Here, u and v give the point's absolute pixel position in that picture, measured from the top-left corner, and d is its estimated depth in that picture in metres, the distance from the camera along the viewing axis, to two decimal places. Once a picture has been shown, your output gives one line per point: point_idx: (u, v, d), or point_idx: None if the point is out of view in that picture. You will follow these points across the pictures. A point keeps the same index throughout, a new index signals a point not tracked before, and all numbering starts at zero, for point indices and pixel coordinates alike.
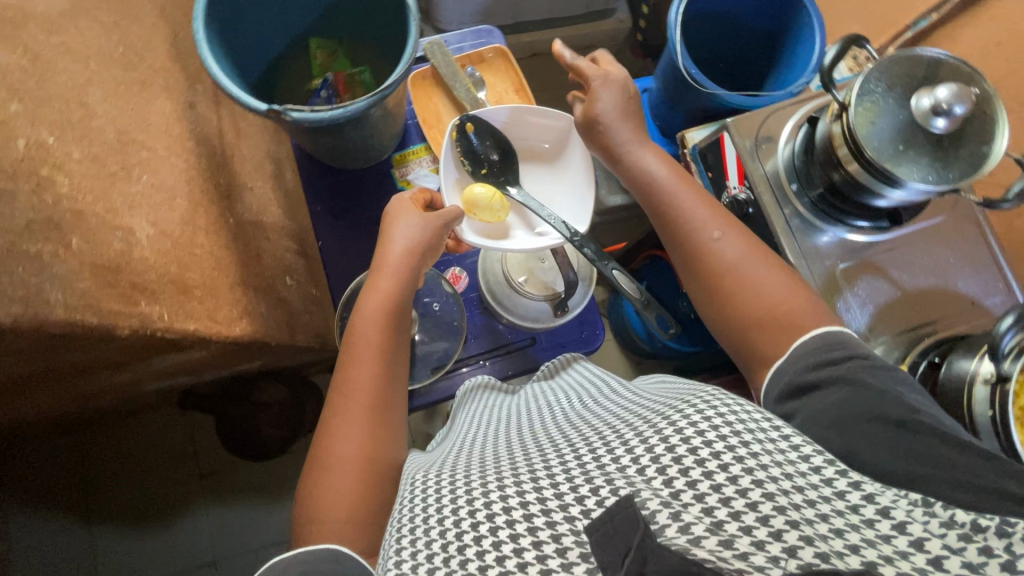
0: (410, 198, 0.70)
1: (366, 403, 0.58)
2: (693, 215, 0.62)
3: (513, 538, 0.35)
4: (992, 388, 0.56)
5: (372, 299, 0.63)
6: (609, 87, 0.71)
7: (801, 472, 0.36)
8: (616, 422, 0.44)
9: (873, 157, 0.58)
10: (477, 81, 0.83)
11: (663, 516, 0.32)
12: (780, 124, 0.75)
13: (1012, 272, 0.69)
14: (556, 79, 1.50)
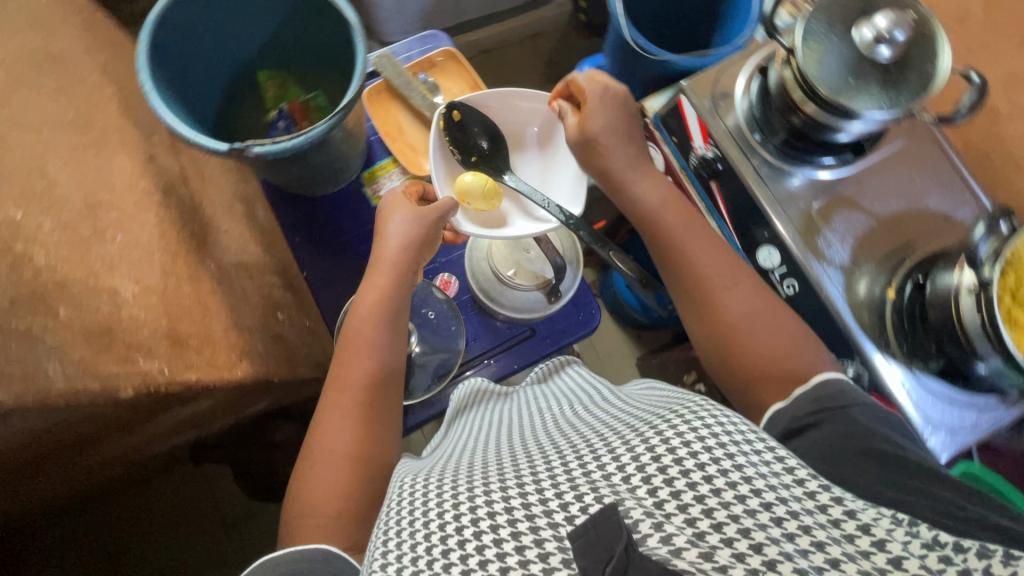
0: (403, 192, 0.71)
1: (356, 400, 0.63)
2: (707, 258, 0.65)
3: (496, 542, 0.36)
4: (977, 295, 0.57)
5: (368, 297, 0.66)
6: (609, 101, 0.73)
7: (785, 484, 0.37)
8: (604, 432, 0.45)
9: (827, 95, 0.59)
10: (432, 87, 0.83)
11: (646, 526, 0.34)
12: (734, 76, 0.75)
13: (976, 182, 0.71)
14: (509, 72, 1.50)
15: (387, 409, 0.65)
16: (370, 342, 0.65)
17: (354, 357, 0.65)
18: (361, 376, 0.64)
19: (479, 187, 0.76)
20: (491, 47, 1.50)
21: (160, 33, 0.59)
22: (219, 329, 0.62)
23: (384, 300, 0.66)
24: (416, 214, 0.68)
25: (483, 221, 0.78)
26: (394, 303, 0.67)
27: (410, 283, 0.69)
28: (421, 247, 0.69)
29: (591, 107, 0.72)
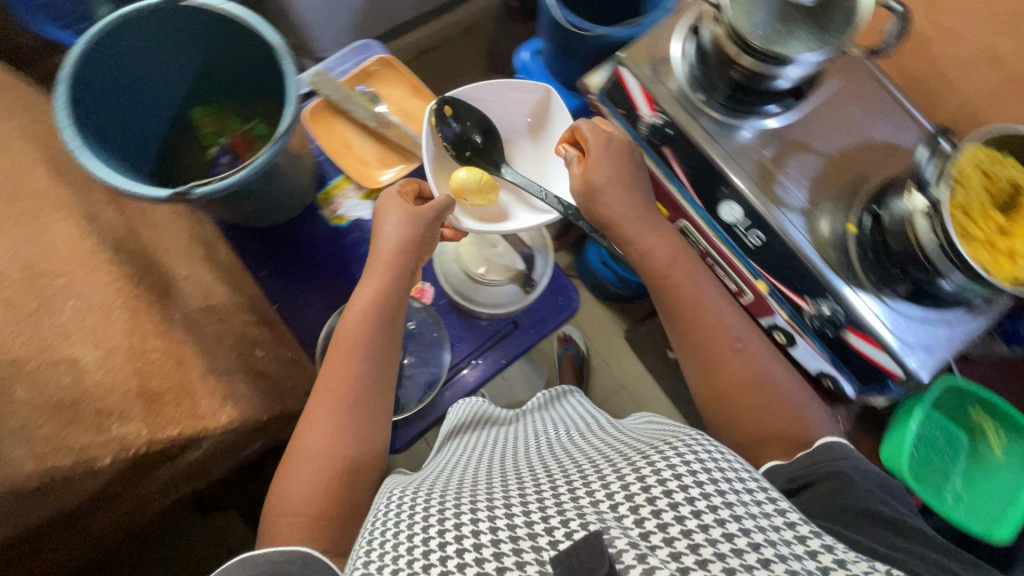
0: (399, 191, 0.72)
1: (343, 399, 0.63)
2: (718, 319, 0.67)
3: (477, 560, 0.39)
4: (931, 217, 0.59)
5: (365, 296, 0.68)
6: (617, 147, 0.70)
7: (775, 529, 0.40)
8: (598, 461, 0.48)
9: (760, 45, 0.61)
10: (372, 97, 0.81)
11: (629, 556, 0.36)
12: (669, 40, 0.75)
13: (914, 107, 0.73)
14: (454, 68, 1.49)
15: (376, 412, 0.65)
16: (369, 341, 0.66)
17: (348, 360, 0.65)
18: (347, 374, 0.65)
19: (475, 182, 0.75)
20: (431, 47, 1.49)
21: (76, 83, 0.56)
22: (198, 380, 0.61)
23: (378, 302, 0.68)
24: (410, 216, 0.70)
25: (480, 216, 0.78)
26: (393, 306, 0.69)
27: (405, 288, 0.70)
28: (414, 253, 0.70)
29: (598, 148, 0.69)
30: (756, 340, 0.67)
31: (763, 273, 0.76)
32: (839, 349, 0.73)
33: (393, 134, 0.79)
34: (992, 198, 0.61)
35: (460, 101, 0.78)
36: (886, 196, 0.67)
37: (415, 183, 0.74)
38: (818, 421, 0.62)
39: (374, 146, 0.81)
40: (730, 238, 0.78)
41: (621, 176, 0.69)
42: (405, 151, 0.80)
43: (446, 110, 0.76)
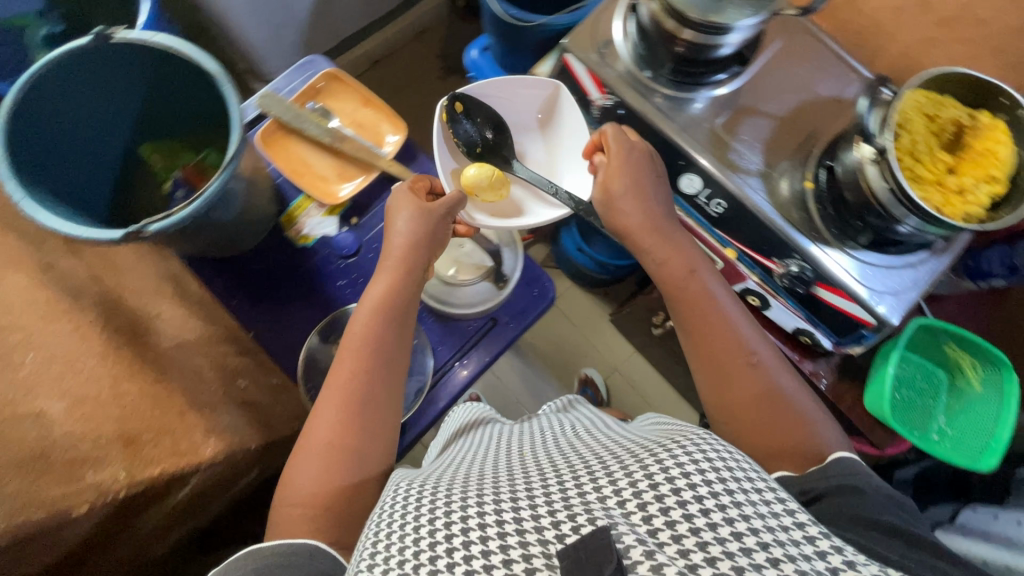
0: (409, 186, 0.75)
1: (353, 387, 0.65)
2: (730, 329, 0.67)
3: (484, 553, 0.39)
4: (879, 164, 0.59)
5: (378, 290, 0.70)
6: (639, 160, 0.71)
7: (784, 528, 0.40)
8: (605, 458, 0.49)
9: (697, 18, 0.62)
10: (323, 113, 0.81)
11: (637, 552, 0.36)
12: (608, 23, 0.76)
13: (856, 60, 0.74)
14: (410, 72, 1.49)
15: (386, 402, 0.66)
16: (383, 334, 0.68)
17: (362, 348, 0.67)
18: (355, 363, 0.66)
19: (485, 178, 0.79)
20: (383, 55, 1.48)
21: (17, 137, 0.56)
22: (179, 415, 0.61)
23: (387, 299, 0.70)
24: (422, 214, 0.72)
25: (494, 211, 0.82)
26: (405, 303, 0.71)
27: (418, 284, 0.72)
28: (423, 252, 0.72)
29: (618, 166, 0.71)
30: (768, 351, 0.67)
31: (732, 240, 0.76)
32: (813, 305, 0.74)
33: (348, 147, 0.78)
34: (941, 139, 0.63)
35: (472, 100, 0.81)
36: (837, 148, 0.68)
37: (427, 179, 0.80)
38: (832, 438, 0.60)
39: (333, 162, 0.80)
40: (691, 207, 0.78)
41: (639, 191, 0.71)
42: (365, 163, 0.79)
43: (457, 108, 0.80)
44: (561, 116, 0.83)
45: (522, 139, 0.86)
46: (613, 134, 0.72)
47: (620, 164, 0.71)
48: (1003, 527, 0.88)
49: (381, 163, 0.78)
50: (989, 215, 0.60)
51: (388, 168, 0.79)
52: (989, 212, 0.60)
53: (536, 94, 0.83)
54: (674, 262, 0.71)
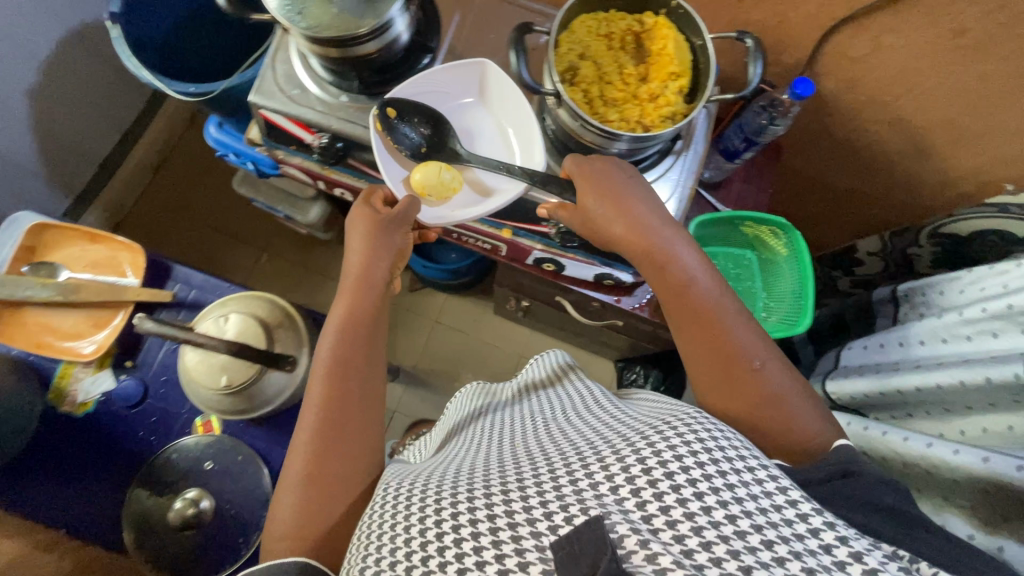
0: (364, 200, 0.67)
1: (325, 413, 0.56)
2: (726, 325, 0.54)
3: (475, 549, 0.37)
4: (562, 104, 0.58)
5: (338, 311, 0.63)
6: (605, 166, 0.60)
7: (776, 506, 0.37)
8: (594, 442, 0.45)
9: (354, 32, 0.58)
10: (48, 273, 0.72)
11: (632, 541, 0.32)
12: (287, 64, 0.70)
13: (540, 6, 0.72)
14: (198, 163, 1.40)
15: (368, 427, 0.58)
16: (350, 355, 0.60)
17: (332, 378, 0.58)
18: (323, 394, 0.57)
19: (433, 175, 0.65)
20: (162, 157, 1.38)
21: None
22: None
23: (347, 323, 0.61)
24: (367, 234, 0.64)
25: (443, 211, 0.67)
26: (367, 325, 0.62)
27: (379, 311, 0.64)
28: (375, 287, 0.64)
29: (587, 182, 0.59)
30: (766, 346, 0.53)
31: (502, 221, 0.72)
32: (594, 250, 0.70)
33: (85, 296, 0.71)
34: (626, 51, 0.62)
35: (403, 99, 0.65)
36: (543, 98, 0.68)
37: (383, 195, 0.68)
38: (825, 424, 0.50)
39: (83, 314, 0.74)
40: None
41: (619, 202, 0.58)
42: (114, 302, 0.73)
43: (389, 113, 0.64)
44: (501, 94, 0.68)
45: (464, 125, 0.69)
46: (573, 165, 0.60)
47: (590, 181, 0.59)
48: (874, 355, 0.91)
49: (127, 296, 0.73)
50: (692, 104, 0.60)
51: (136, 299, 0.73)
52: (691, 102, 0.60)
53: (470, 79, 0.68)
54: (672, 269, 0.58)
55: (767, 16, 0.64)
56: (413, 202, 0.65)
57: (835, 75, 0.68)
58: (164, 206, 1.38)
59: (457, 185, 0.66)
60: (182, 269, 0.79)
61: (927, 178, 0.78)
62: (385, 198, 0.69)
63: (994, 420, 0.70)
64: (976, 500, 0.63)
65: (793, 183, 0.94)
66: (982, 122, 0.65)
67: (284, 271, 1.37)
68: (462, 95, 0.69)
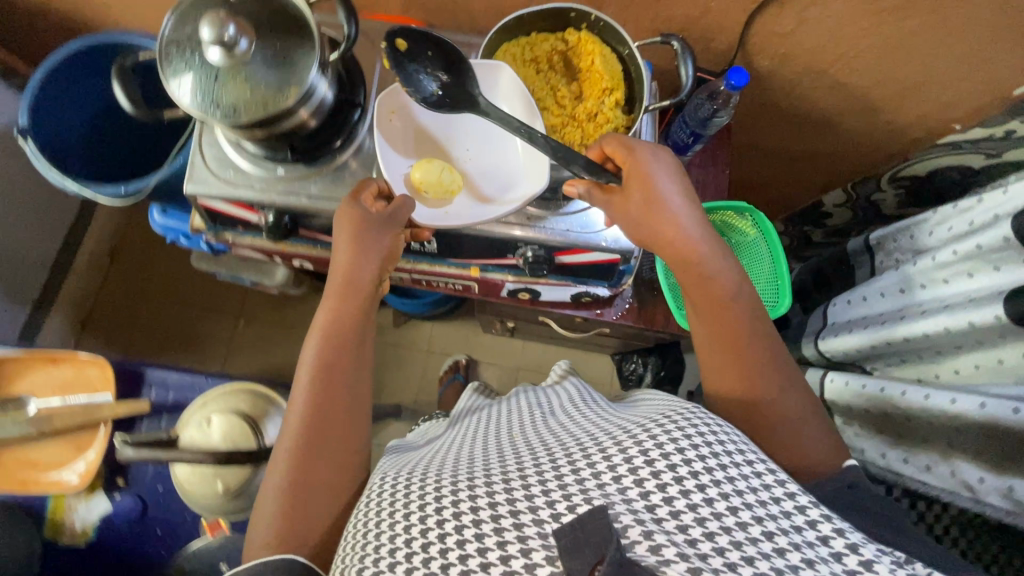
0: (353, 198, 0.60)
1: (308, 426, 0.56)
2: (752, 348, 0.53)
3: (478, 536, 0.39)
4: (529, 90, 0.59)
5: (322, 318, 0.61)
6: (664, 163, 0.54)
7: (773, 500, 0.39)
8: (597, 433, 0.47)
9: (277, 111, 0.55)
10: (15, 406, 0.71)
11: (635, 532, 0.36)
12: (216, 146, 0.68)
13: (462, 37, 0.70)
14: (152, 244, 1.36)
15: (352, 430, 0.58)
16: (335, 367, 0.59)
17: (315, 396, 0.58)
18: (304, 413, 0.57)
19: (435, 174, 0.61)
20: (114, 245, 1.34)
21: None
22: None
23: (331, 332, 0.61)
24: (353, 236, 0.59)
25: (440, 211, 0.61)
26: (357, 339, 0.61)
27: (365, 315, 0.62)
28: (360, 291, 0.62)
29: (641, 177, 0.53)
30: (786, 374, 0.53)
31: (469, 260, 0.71)
32: (567, 272, 0.70)
33: (60, 423, 0.70)
34: (557, 71, 0.61)
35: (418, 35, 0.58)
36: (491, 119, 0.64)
37: (375, 185, 0.62)
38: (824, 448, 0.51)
39: (60, 443, 0.71)
40: (415, 256, 0.72)
41: (668, 207, 0.54)
42: (89, 423, 0.71)
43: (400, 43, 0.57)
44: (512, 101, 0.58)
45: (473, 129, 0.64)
46: (627, 147, 0.54)
47: (644, 179, 0.53)
48: (858, 309, 0.92)
49: (103, 415, 0.70)
50: (631, 114, 0.59)
51: (113, 415, 0.71)
52: (630, 113, 0.59)
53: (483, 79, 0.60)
54: (720, 282, 0.55)
55: (689, 9, 0.62)
56: (407, 202, 0.59)
57: (768, 53, 0.67)
58: (129, 291, 1.34)
59: (458, 190, 0.61)
60: (156, 372, 0.77)
61: (876, 131, 0.78)
62: (375, 192, 0.63)
63: (984, 355, 0.71)
64: (978, 444, 0.64)
65: (749, 155, 0.93)
66: (918, 72, 0.66)
67: (264, 332, 1.34)
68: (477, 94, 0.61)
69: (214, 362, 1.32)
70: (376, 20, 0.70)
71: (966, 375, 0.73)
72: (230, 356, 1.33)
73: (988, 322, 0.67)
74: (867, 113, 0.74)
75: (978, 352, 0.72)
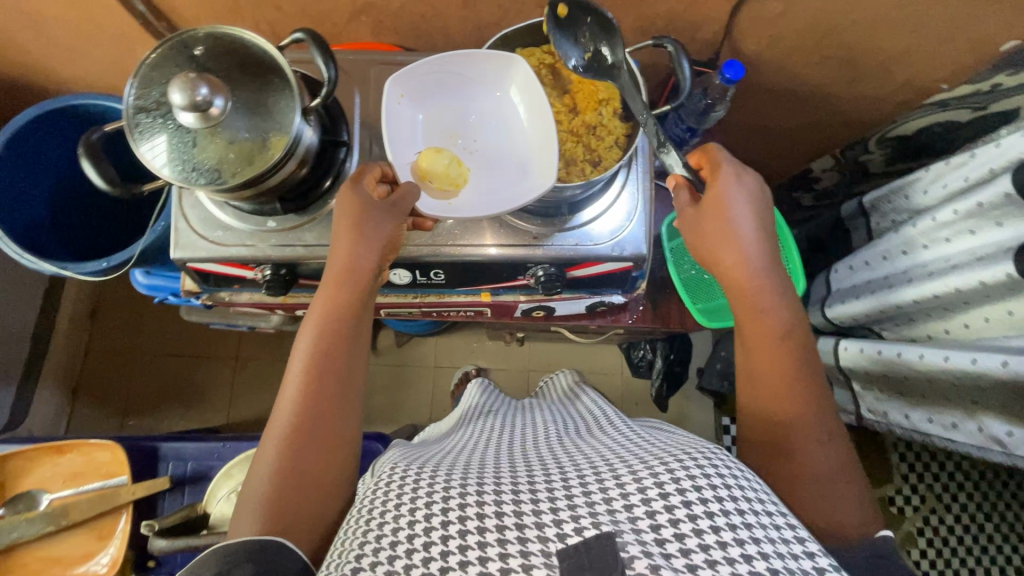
0: (353, 179, 0.56)
1: (302, 414, 0.54)
2: (777, 351, 0.53)
3: (479, 544, 0.38)
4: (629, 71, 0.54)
5: (318, 304, 0.58)
6: (750, 195, 0.55)
7: (792, 555, 0.37)
8: (613, 459, 0.46)
9: (262, 171, 0.51)
10: (30, 500, 0.72)
11: (641, 564, 0.35)
12: (198, 206, 0.64)
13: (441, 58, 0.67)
14: (138, 296, 1.31)
15: (344, 423, 0.56)
16: (333, 361, 0.56)
17: (311, 386, 0.55)
18: (297, 402, 0.54)
19: (445, 164, 0.57)
20: (98, 302, 1.29)
21: None
22: None
23: (329, 320, 0.57)
24: (354, 222, 0.55)
25: (445, 202, 0.56)
26: (353, 317, 0.58)
27: (363, 306, 0.58)
28: (360, 278, 0.57)
29: (718, 198, 0.55)
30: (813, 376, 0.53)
31: (478, 286, 0.69)
32: (581, 286, 0.68)
33: (80, 512, 0.69)
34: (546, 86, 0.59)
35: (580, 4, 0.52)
36: (511, 118, 0.60)
37: (383, 171, 0.59)
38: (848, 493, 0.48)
39: (81, 534, 0.71)
40: (423, 289, 0.70)
41: (733, 232, 0.54)
42: (109, 508, 0.71)
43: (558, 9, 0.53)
44: (527, 95, 0.57)
45: (482, 121, 0.60)
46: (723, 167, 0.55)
47: (723, 199, 0.55)
48: (861, 274, 0.92)
49: (124, 497, 0.71)
50: (629, 122, 0.57)
51: (134, 496, 0.72)
52: (628, 120, 0.58)
53: (500, 71, 0.58)
54: (769, 319, 0.54)
55: (675, 3, 0.60)
56: (411, 190, 0.54)
57: (756, 36, 0.66)
58: (117, 351, 1.29)
59: (463, 184, 0.57)
60: (170, 446, 0.80)
61: (864, 98, 0.78)
62: (379, 176, 0.59)
63: (992, 309, 0.71)
64: (1005, 400, 0.65)
65: (740, 133, 0.92)
66: (902, 37, 0.65)
67: (267, 371, 1.30)
68: (493, 90, 0.59)
69: (218, 408, 1.29)
70: (348, 51, 0.67)
71: (976, 329, 0.74)
72: (233, 401, 1.29)
73: (999, 279, 0.67)
74: (854, 81, 0.74)
75: (986, 305, 0.72)
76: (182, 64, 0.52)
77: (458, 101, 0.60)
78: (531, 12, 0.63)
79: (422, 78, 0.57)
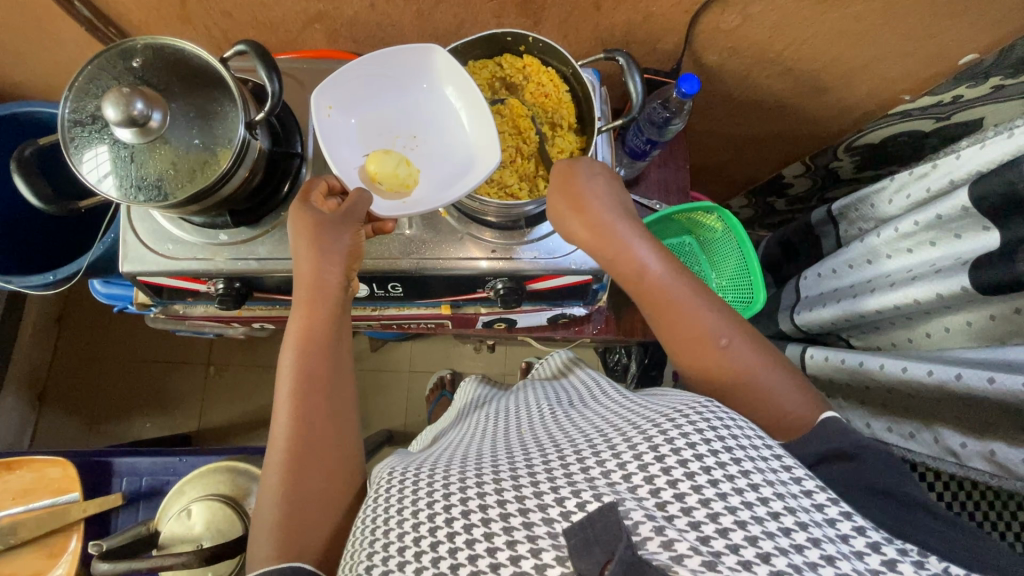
0: (303, 200, 0.55)
1: (294, 437, 0.52)
2: (722, 320, 0.53)
3: (486, 536, 0.36)
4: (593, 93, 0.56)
5: (293, 328, 0.55)
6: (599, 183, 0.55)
7: (792, 493, 0.36)
8: (604, 426, 0.44)
9: (205, 185, 0.50)
10: None
11: (646, 528, 0.33)
12: (148, 219, 0.63)
13: None
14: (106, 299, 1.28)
15: (344, 428, 0.54)
16: (315, 372, 0.54)
17: (298, 405, 0.53)
18: (290, 428, 0.52)
19: (395, 162, 0.56)
20: (65, 306, 1.27)
21: None
22: None
23: (306, 340, 0.55)
24: (313, 240, 0.53)
25: (397, 203, 0.55)
26: (333, 331, 0.56)
27: (339, 318, 0.56)
28: (329, 294, 0.55)
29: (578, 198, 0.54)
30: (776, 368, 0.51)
31: (437, 299, 0.68)
32: (541, 297, 0.68)
33: (31, 529, 0.74)
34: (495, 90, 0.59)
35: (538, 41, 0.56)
36: (442, 114, 0.58)
37: (320, 182, 0.57)
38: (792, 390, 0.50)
39: (32, 552, 0.75)
40: (382, 301, 0.69)
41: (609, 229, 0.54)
42: (60, 525, 0.76)
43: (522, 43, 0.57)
44: (455, 86, 0.56)
45: (419, 116, 0.58)
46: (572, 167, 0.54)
47: (585, 201, 0.54)
48: (828, 282, 0.89)
49: (74, 514, 0.76)
50: (585, 136, 0.59)
51: (82, 513, 0.76)
52: (583, 135, 0.59)
53: (423, 65, 0.56)
54: (670, 303, 0.53)
55: (632, 15, 0.60)
56: (363, 195, 0.53)
57: (716, 47, 0.65)
58: (85, 356, 1.27)
59: (413, 184, 0.56)
60: (124, 461, 0.83)
61: (829, 109, 0.78)
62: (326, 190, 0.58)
63: (953, 318, 0.72)
64: (961, 412, 0.66)
65: (709, 140, 0.92)
66: (865, 50, 0.65)
67: (240, 376, 1.29)
68: (417, 85, 0.58)
69: (189, 414, 1.28)
70: (301, 59, 0.65)
71: (937, 338, 0.75)
72: (205, 406, 1.28)
73: (955, 293, 0.67)
74: (819, 92, 0.74)
75: (947, 315, 0.73)
76: (120, 75, 0.51)
77: (396, 99, 0.58)
78: (488, 21, 0.62)
79: (348, 85, 0.56)
